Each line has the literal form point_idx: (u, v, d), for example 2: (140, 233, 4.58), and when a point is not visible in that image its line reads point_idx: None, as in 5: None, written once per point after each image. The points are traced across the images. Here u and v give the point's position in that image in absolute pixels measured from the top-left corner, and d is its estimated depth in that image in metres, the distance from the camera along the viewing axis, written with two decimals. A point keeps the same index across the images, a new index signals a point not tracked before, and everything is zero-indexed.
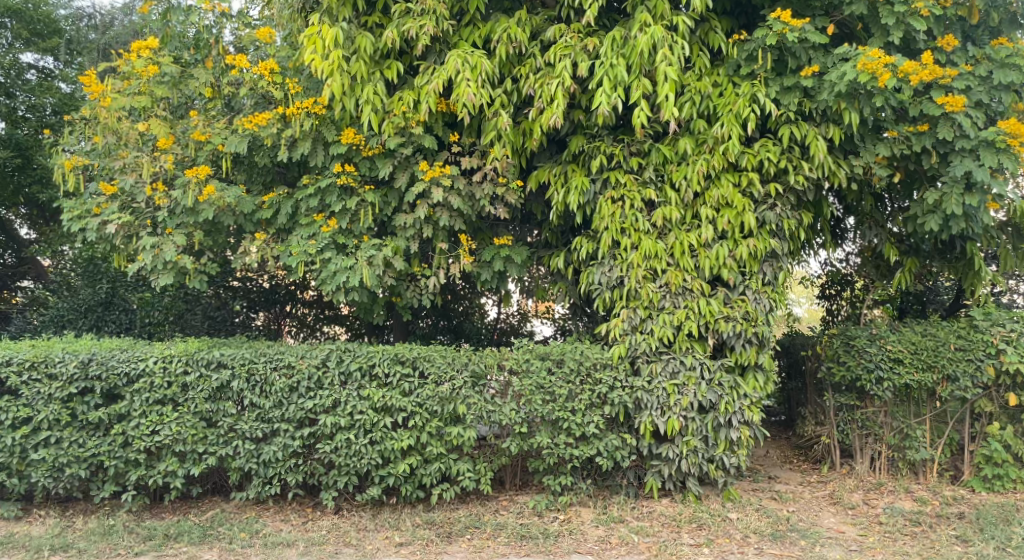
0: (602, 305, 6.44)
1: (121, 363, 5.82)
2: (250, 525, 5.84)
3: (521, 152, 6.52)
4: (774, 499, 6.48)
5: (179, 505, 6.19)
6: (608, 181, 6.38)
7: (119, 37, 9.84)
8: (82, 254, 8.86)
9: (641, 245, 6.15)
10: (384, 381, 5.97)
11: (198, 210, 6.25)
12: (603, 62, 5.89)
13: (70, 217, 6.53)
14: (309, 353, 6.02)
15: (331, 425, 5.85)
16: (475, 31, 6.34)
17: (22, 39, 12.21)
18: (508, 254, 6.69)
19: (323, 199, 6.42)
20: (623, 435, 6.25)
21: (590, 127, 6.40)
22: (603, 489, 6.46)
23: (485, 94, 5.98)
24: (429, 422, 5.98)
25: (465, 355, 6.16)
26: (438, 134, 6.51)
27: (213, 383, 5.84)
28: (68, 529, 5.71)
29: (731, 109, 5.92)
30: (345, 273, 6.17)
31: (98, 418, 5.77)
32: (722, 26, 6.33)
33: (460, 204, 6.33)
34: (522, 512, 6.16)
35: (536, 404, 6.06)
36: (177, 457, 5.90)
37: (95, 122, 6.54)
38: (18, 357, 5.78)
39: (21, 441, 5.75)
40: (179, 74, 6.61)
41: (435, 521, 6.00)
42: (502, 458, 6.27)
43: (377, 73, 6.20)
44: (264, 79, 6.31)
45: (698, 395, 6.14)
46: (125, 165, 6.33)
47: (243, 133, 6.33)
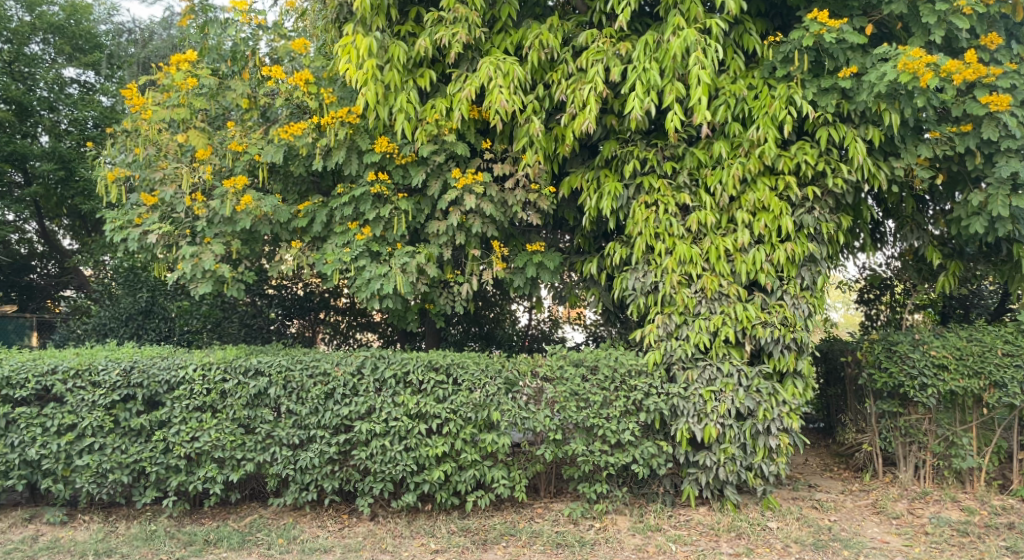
0: (637, 311, 6.38)
1: (162, 371, 5.90)
2: (288, 531, 5.89)
3: (553, 158, 6.52)
4: (816, 508, 6.36)
5: (218, 511, 6.25)
6: (642, 185, 6.33)
7: (157, 50, 10.01)
8: (123, 264, 9.06)
9: (676, 250, 6.09)
10: (418, 388, 6.00)
11: (235, 219, 6.35)
12: (636, 67, 5.87)
13: (112, 227, 6.64)
14: (344, 360, 6.05)
15: (366, 431, 5.89)
16: (508, 38, 6.38)
17: (65, 54, 13.08)
18: (541, 260, 6.67)
19: (357, 208, 6.47)
20: (659, 442, 6.19)
21: (623, 132, 6.38)
22: (639, 497, 6.40)
23: (518, 101, 5.99)
24: (463, 429, 5.99)
25: (499, 362, 6.17)
26: (470, 141, 6.54)
27: (251, 390, 5.90)
28: (112, 534, 5.80)
29: (766, 112, 5.87)
30: (379, 280, 6.21)
31: (140, 425, 5.85)
32: (757, 27, 6.26)
33: (493, 211, 6.33)
34: (558, 520, 6.14)
35: (570, 410, 6.03)
36: (216, 463, 5.96)
37: (136, 134, 6.66)
38: (62, 366, 5.86)
39: (66, 448, 5.84)
40: (217, 86, 6.73)
41: (470, 528, 6.00)
42: (536, 465, 6.25)
43: (410, 81, 6.24)
44: (300, 90, 6.35)
45: (736, 401, 6.06)
46: (165, 176, 6.45)
47: (279, 143, 6.41)
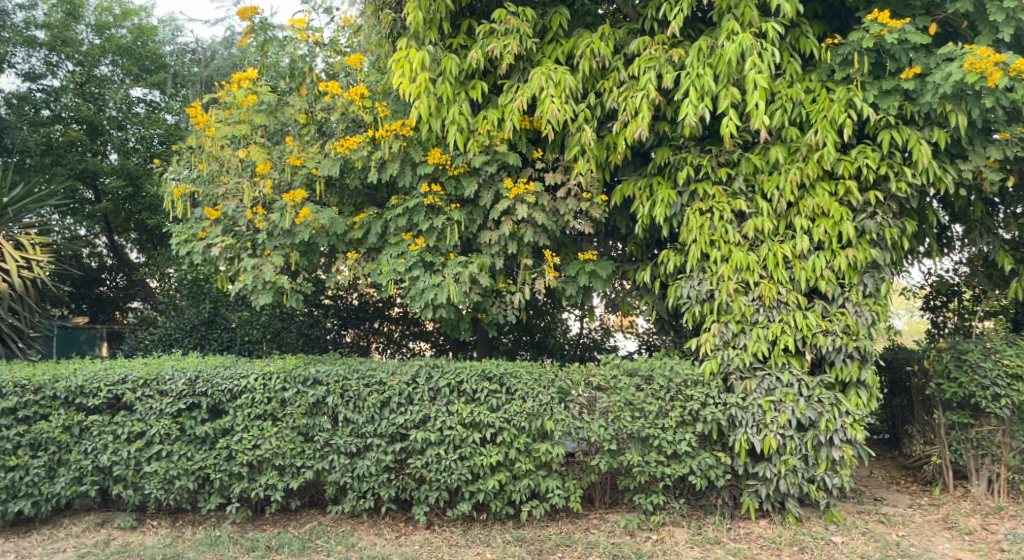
0: (692, 319, 6.28)
1: (225, 380, 6.04)
2: (346, 539, 5.97)
3: (605, 166, 6.50)
4: (883, 522, 6.16)
5: (278, 518, 6.36)
6: (696, 193, 6.25)
7: (220, 69, 10.28)
8: (187, 276, 9.40)
9: (733, 257, 5.99)
10: (472, 397, 6.03)
11: (294, 231, 6.49)
12: (690, 73, 5.81)
13: (178, 241, 6.87)
14: (400, 370, 6.13)
15: (421, 440, 5.95)
16: (559, 48, 6.40)
17: (133, 75, 13.52)
18: (593, 269, 6.64)
19: (411, 219, 6.54)
20: (717, 453, 6.09)
21: (676, 139, 6.32)
22: (697, 509, 6.30)
23: (570, 110, 5.99)
24: (517, 438, 6.00)
25: (552, 371, 6.16)
26: (522, 151, 6.56)
27: (310, 398, 6.00)
28: (179, 539, 5.97)
29: (825, 116, 5.75)
30: (432, 290, 6.26)
31: (205, 432, 5.99)
32: (815, 29, 6.14)
33: (545, 220, 6.32)
34: (614, 531, 6.09)
35: (625, 420, 5.99)
36: (277, 470, 6.07)
37: (200, 151, 6.89)
38: (132, 375, 6.05)
39: (136, 454, 6.00)
40: (276, 102, 6.85)
41: (526, 538, 6.00)
42: (591, 475, 6.22)
43: (462, 93, 6.31)
44: (355, 104, 6.54)
45: (797, 412, 5.92)
46: (228, 191, 6.66)
47: (336, 156, 6.53)
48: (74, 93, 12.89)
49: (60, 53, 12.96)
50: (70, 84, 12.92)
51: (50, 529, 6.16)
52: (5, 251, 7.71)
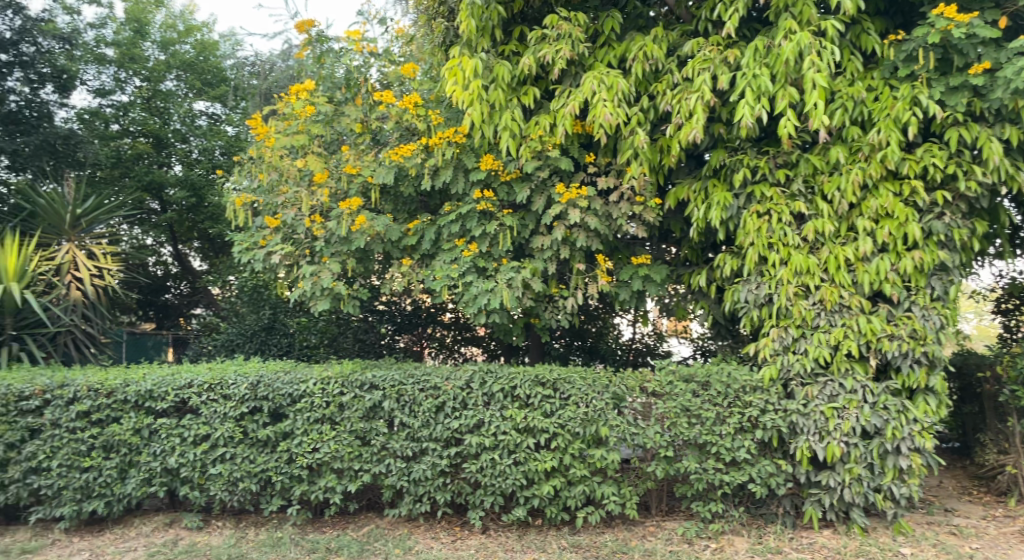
0: (749, 324, 6.16)
1: (285, 384, 6.15)
2: (404, 542, 6.03)
3: (659, 170, 6.43)
4: (955, 534, 5.94)
5: (337, 520, 6.44)
6: (753, 195, 6.14)
7: (277, 81, 10.65)
8: (247, 283, 9.64)
9: (792, 261, 5.87)
10: (525, 402, 6.04)
11: (351, 239, 6.59)
12: (746, 73, 5.72)
13: (240, 250, 7.04)
14: (453, 375, 6.16)
15: (476, 445, 5.98)
16: (611, 52, 6.38)
17: (196, 89, 14.00)
18: (647, 273, 6.58)
19: (464, 225, 6.58)
20: (778, 461, 5.98)
21: (732, 140, 6.22)
22: (757, 518, 6.18)
23: (622, 113, 5.95)
24: (572, 443, 5.98)
25: (607, 377, 6.12)
26: (574, 155, 6.54)
27: (367, 403, 6.08)
28: (243, 540, 6.10)
29: (888, 114, 5.59)
30: (486, 295, 6.28)
31: (266, 436, 6.10)
32: (876, 26, 5.99)
33: (598, 224, 6.27)
34: (671, 539, 6.01)
35: (681, 427, 5.94)
36: (336, 473, 6.16)
37: (261, 161, 7.08)
38: (198, 379, 6.18)
39: (201, 457, 6.13)
40: (333, 112, 7.01)
41: (582, 544, 5.96)
42: (647, 482, 6.16)
43: (514, 99, 6.32)
44: (409, 113, 6.63)
45: (862, 419, 5.76)
46: (287, 200, 6.79)
47: (390, 164, 6.61)
48: (141, 108, 13.38)
49: (128, 69, 13.44)
50: (138, 99, 13.44)
51: (122, 528, 6.35)
52: (78, 260, 8.09)
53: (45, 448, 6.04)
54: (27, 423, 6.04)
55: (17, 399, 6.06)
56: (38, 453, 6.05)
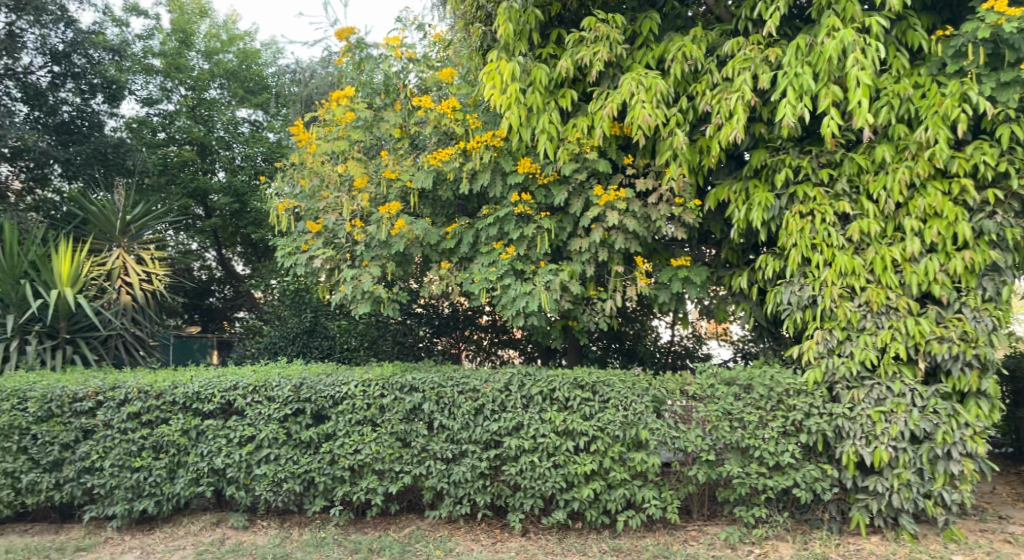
0: (793, 326, 6.07)
1: (328, 386, 6.22)
2: (444, 544, 6.06)
3: (698, 170, 6.38)
4: (1009, 542, 5.78)
5: (379, 521, 6.49)
6: (795, 195, 6.04)
7: (318, 88, 10.82)
8: (290, 287, 9.80)
9: (837, 262, 5.77)
10: (564, 405, 6.03)
11: (390, 242, 6.65)
12: (787, 72, 5.64)
13: (283, 254, 7.19)
14: (492, 377, 6.18)
15: (515, 447, 5.99)
16: (649, 53, 6.34)
17: (239, 97, 14.35)
18: (687, 275, 6.52)
19: (501, 228, 6.58)
20: (823, 466, 5.88)
21: (773, 140, 6.14)
22: (802, 523, 6.09)
23: (661, 115, 5.91)
24: (612, 447, 5.95)
25: (647, 379, 6.08)
26: (612, 157, 6.51)
27: (407, 405, 6.13)
28: (287, 540, 6.19)
29: (936, 111, 5.47)
30: (524, 298, 6.29)
31: (309, 437, 6.18)
32: (923, 22, 5.86)
33: (637, 226, 6.23)
34: (714, 544, 5.94)
35: (723, 430, 5.88)
36: (377, 475, 6.21)
37: (303, 168, 7.21)
38: (243, 382, 6.27)
39: (247, 458, 6.22)
40: (372, 118, 7.05)
41: (623, 548, 5.94)
42: (688, 486, 6.11)
43: (552, 102, 6.32)
44: (447, 117, 6.68)
45: (910, 423, 5.64)
46: (329, 205, 6.90)
47: (429, 169, 6.66)
48: (186, 116, 13.65)
49: (174, 79, 13.73)
50: (183, 107, 13.68)
51: (171, 527, 6.48)
52: (128, 266, 8.31)
53: (98, 448, 6.20)
54: (81, 424, 6.21)
55: (71, 400, 6.23)
56: (91, 453, 6.21)
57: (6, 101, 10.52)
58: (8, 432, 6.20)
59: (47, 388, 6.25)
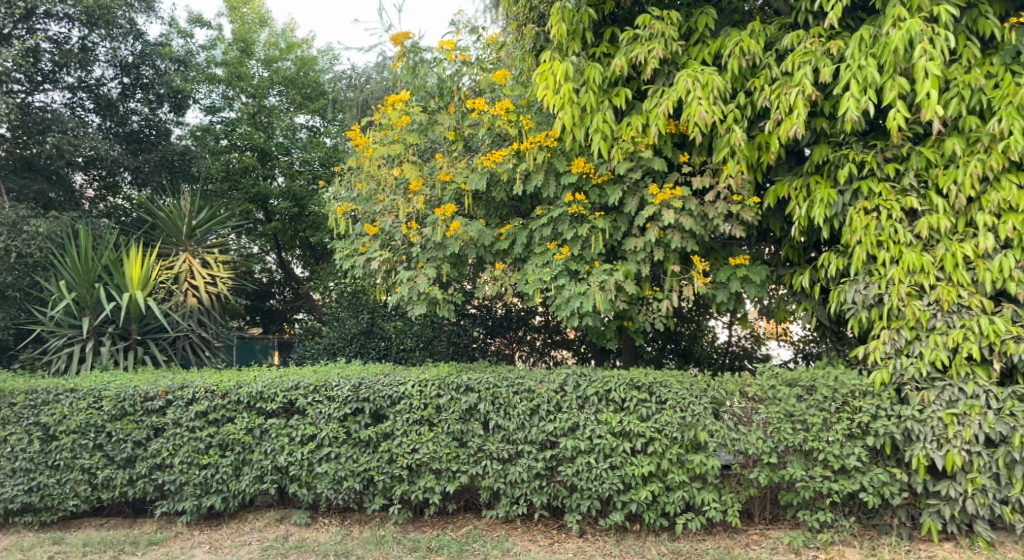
0: (857, 326, 5.90)
1: (386, 386, 6.29)
2: (502, 543, 6.08)
3: (756, 167, 6.26)
4: None
5: (437, 520, 6.53)
6: (859, 191, 5.88)
7: (374, 92, 10.97)
8: (348, 289, 9.95)
9: (904, 259, 5.59)
10: (621, 406, 5.99)
11: (445, 244, 6.70)
12: (850, 65, 5.48)
13: (342, 256, 7.37)
14: (547, 378, 6.16)
15: (571, 448, 5.97)
16: (706, 49, 6.24)
17: (296, 103, 14.65)
18: (745, 274, 6.40)
19: (555, 228, 6.57)
20: (891, 469, 5.74)
21: (835, 135, 5.98)
22: (869, 529, 5.93)
23: (718, 111, 5.81)
24: (669, 448, 5.89)
25: (705, 380, 6.00)
26: (667, 156, 6.43)
27: (463, 405, 6.16)
28: (348, 537, 6.29)
29: (1010, 102, 5.26)
30: (579, 298, 6.25)
31: (368, 436, 6.26)
32: (994, 9, 5.64)
33: (693, 225, 6.14)
34: (777, 549, 5.83)
35: (785, 433, 5.76)
36: (434, 474, 6.26)
37: (360, 171, 7.31)
38: (304, 381, 6.39)
39: (308, 456, 6.34)
40: (427, 121, 7.12)
41: (682, 551, 5.87)
42: (749, 489, 6.00)
43: (606, 101, 6.27)
44: (501, 119, 6.67)
45: (985, 426, 5.45)
46: (385, 208, 6.95)
47: (483, 170, 6.68)
48: (248, 123, 14.02)
49: (236, 87, 14.15)
50: (245, 115, 14.06)
51: (236, 523, 6.63)
52: (194, 269, 8.55)
53: (168, 445, 6.39)
54: (152, 422, 6.40)
55: (143, 399, 6.44)
56: (162, 450, 6.40)
57: (80, 113, 10.96)
58: (84, 430, 6.43)
59: (120, 387, 6.47)
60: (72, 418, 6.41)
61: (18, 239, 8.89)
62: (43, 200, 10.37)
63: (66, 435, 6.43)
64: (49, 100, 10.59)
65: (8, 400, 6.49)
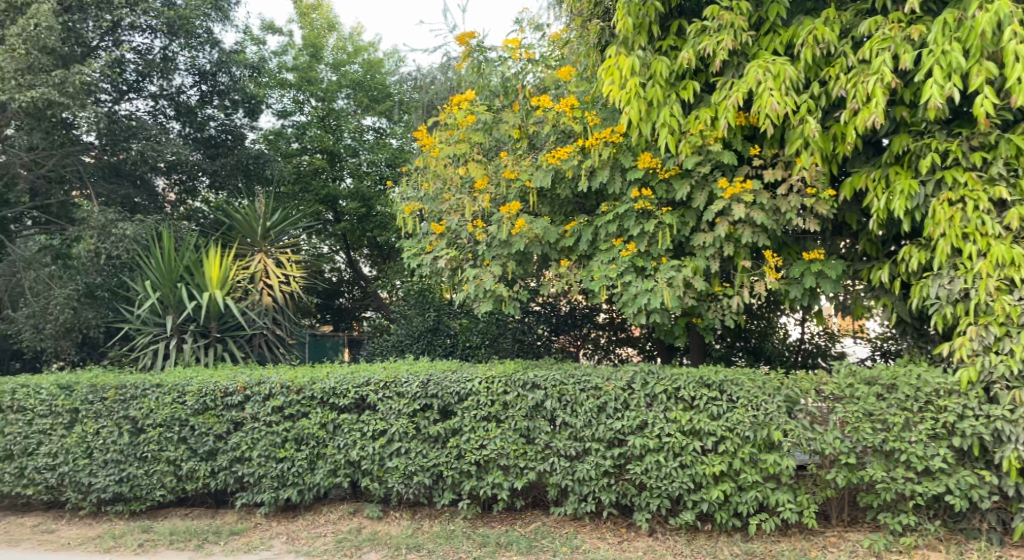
0: (941, 322, 5.67)
1: (454, 383, 6.35)
2: (571, 541, 6.07)
3: (832, 159, 6.06)
4: None
5: (505, 516, 6.56)
6: (943, 181, 5.65)
7: (439, 93, 11.09)
8: (414, 288, 10.09)
9: (992, 252, 5.34)
10: (690, 404, 5.90)
11: (511, 242, 6.70)
12: (933, 50, 5.28)
13: (410, 255, 7.39)
14: (615, 376, 6.12)
15: (640, 446, 5.91)
16: (777, 38, 6.09)
17: (363, 105, 14.89)
18: (820, 269, 6.20)
19: (621, 224, 6.51)
20: (979, 472, 5.52)
21: (917, 124, 5.75)
22: (956, 533, 5.72)
23: (790, 102, 5.66)
24: (742, 447, 5.78)
25: (779, 378, 5.86)
26: (737, 149, 6.29)
27: (530, 402, 6.16)
28: (419, 531, 6.38)
29: None
30: (646, 295, 6.17)
31: (437, 432, 6.34)
32: None
33: (765, 219, 5.98)
34: (857, 552, 5.67)
35: (865, 432, 5.58)
36: (502, 470, 6.29)
37: (427, 171, 7.38)
38: (374, 377, 6.50)
39: (379, 451, 6.44)
40: (492, 120, 7.14)
41: (756, 552, 5.76)
42: (826, 490, 5.84)
43: (673, 95, 6.17)
44: (565, 115, 6.65)
45: None
46: (451, 206, 7.00)
47: (547, 167, 6.67)
48: (317, 126, 14.38)
49: (306, 91, 14.54)
50: (314, 118, 14.44)
51: (312, 515, 6.80)
52: (269, 268, 8.78)
53: (247, 439, 6.58)
54: (232, 416, 6.61)
55: (223, 394, 6.66)
56: (241, 443, 6.60)
57: (161, 120, 11.41)
58: (169, 423, 6.69)
59: (202, 382, 6.71)
60: (158, 412, 6.68)
61: (107, 242, 9.18)
62: (129, 205, 10.89)
63: (153, 428, 6.70)
64: (134, 108, 11.05)
65: (100, 395, 6.79)
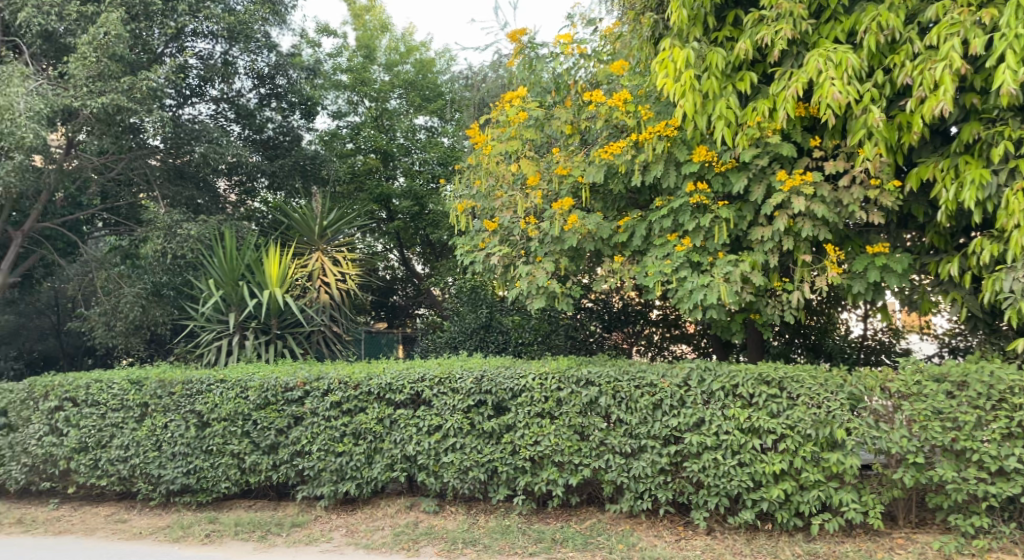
0: (1016, 317, 5.45)
1: (507, 379, 6.36)
2: (627, 538, 6.02)
3: (897, 149, 5.87)
4: None
5: (560, 512, 6.55)
6: (1017, 170, 5.44)
7: (490, 91, 11.14)
8: (466, 284, 10.01)
9: None
10: (749, 401, 5.80)
11: (563, 238, 6.68)
12: (1006, 34, 5.15)
13: (462, 252, 7.40)
14: (671, 372, 6.04)
15: (697, 444, 5.83)
16: (838, 26, 5.92)
17: (416, 105, 15.01)
18: (885, 263, 6.01)
19: (676, 219, 6.43)
20: None
21: (988, 111, 5.54)
22: None
23: (853, 91, 5.50)
24: (803, 446, 5.65)
25: (842, 376, 5.72)
26: (797, 140, 6.15)
27: (584, 398, 6.14)
28: (475, 526, 6.41)
29: None
30: (702, 291, 6.08)
31: (491, 428, 6.35)
32: None
33: (826, 212, 5.83)
34: (926, 554, 5.49)
35: (934, 431, 5.40)
36: (557, 466, 6.28)
37: (479, 168, 7.41)
38: (429, 373, 6.57)
39: (435, 446, 6.50)
40: (544, 116, 7.14)
41: (819, 553, 5.63)
42: (893, 490, 5.68)
43: (729, 87, 6.06)
44: (618, 110, 6.60)
45: None
46: (504, 203, 7.03)
47: (600, 163, 6.63)
48: (371, 126, 14.60)
49: (360, 92, 14.78)
50: (368, 119, 14.67)
51: (370, 509, 6.90)
52: (326, 267, 8.89)
53: (307, 433, 6.72)
54: (292, 411, 6.75)
55: (284, 390, 6.80)
56: (301, 437, 6.74)
57: (223, 123, 11.72)
58: (233, 417, 6.86)
59: (263, 378, 6.87)
60: (222, 406, 6.86)
61: (172, 242, 9.44)
62: (193, 206, 11.11)
63: (218, 422, 6.88)
64: (197, 112, 11.37)
65: (168, 390, 7.02)
